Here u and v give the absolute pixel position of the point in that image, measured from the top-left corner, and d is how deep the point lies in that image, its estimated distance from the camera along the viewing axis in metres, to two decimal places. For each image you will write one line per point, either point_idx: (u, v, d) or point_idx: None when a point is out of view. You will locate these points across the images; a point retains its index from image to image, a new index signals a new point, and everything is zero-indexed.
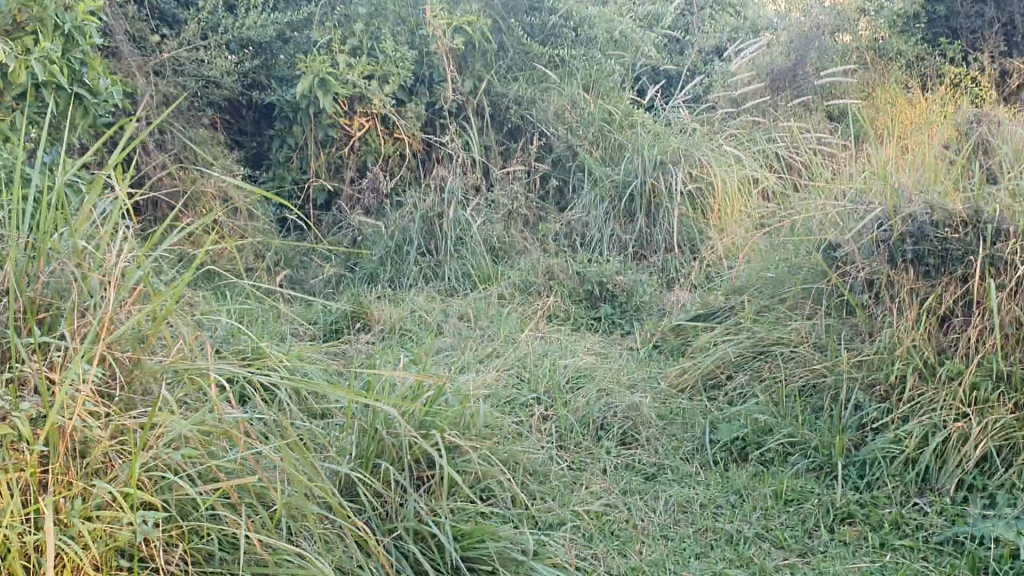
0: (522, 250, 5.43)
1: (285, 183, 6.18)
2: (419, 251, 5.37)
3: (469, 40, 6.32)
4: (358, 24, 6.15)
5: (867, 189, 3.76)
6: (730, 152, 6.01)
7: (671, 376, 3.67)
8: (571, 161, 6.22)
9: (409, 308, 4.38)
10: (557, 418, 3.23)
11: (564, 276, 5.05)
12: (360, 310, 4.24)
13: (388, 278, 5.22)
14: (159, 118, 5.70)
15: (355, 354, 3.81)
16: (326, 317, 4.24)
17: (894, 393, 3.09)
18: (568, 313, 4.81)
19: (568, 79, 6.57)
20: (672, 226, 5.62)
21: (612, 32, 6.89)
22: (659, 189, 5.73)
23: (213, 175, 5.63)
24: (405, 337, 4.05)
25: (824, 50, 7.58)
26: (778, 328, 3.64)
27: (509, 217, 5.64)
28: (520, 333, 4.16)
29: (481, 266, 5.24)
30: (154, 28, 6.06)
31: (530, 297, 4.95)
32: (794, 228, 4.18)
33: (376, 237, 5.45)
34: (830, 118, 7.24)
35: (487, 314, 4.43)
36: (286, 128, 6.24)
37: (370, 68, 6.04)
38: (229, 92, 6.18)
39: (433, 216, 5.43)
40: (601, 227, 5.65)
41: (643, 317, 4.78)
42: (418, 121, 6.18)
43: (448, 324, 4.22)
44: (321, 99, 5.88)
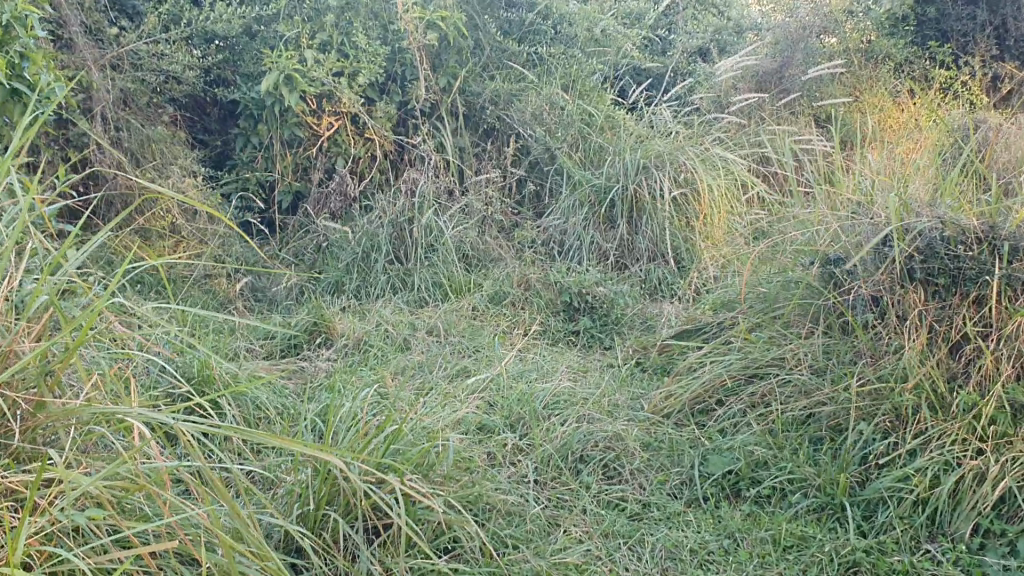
0: (497, 258, 5.15)
1: (248, 185, 5.88)
2: (387, 258, 5.05)
3: (444, 36, 6.03)
4: (327, 18, 5.84)
5: (868, 200, 3.53)
6: (716, 156, 5.75)
7: (655, 400, 3.45)
8: (549, 164, 5.94)
9: (374, 322, 4.08)
10: (533, 448, 2.95)
11: (541, 287, 4.79)
12: (321, 322, 3.92)
13: (354, 287, 4.91)
14: (115, 115, 5.35)
15: (315, 374, 3.52)
16: (282, 330, 3.92)
17: (900, 426, 2.87)
18: (545, 327, 4.53)
19: (547, 78, 6.29)
20: (655, 233, 5.34)
21: (592, 30, 6.61)
22: (641, 195, 5.43)
23: (171, 176, 5.33)
24: (367, 353, 3.75)
25: (813, 51, 7.33)
26: (771, 349, 3.44)
27: (484, 222, 5.36)
28: (493, 351, 3.87)
29: (452, 275, 4.92)
30: (111, 19, 5.69)
31: (505, 308, 4.67)
32: (788, 241, 3.91)
33: (343, 244, 5.14)
34: (817, 122, 7.02)
35: (458, 327, 4.14)
36: (251, 127, 5.93)
37: (340, 64, 5.75)
38: (191, 88, 5.86)
39: (403, 220, 5.12)
40: (581, 234, 5.38)
41: (625, 330, 4.50)
42: (389, 121, 5.90)
43: (416, 338, 3.94)
44: (286, 97, 5.57)
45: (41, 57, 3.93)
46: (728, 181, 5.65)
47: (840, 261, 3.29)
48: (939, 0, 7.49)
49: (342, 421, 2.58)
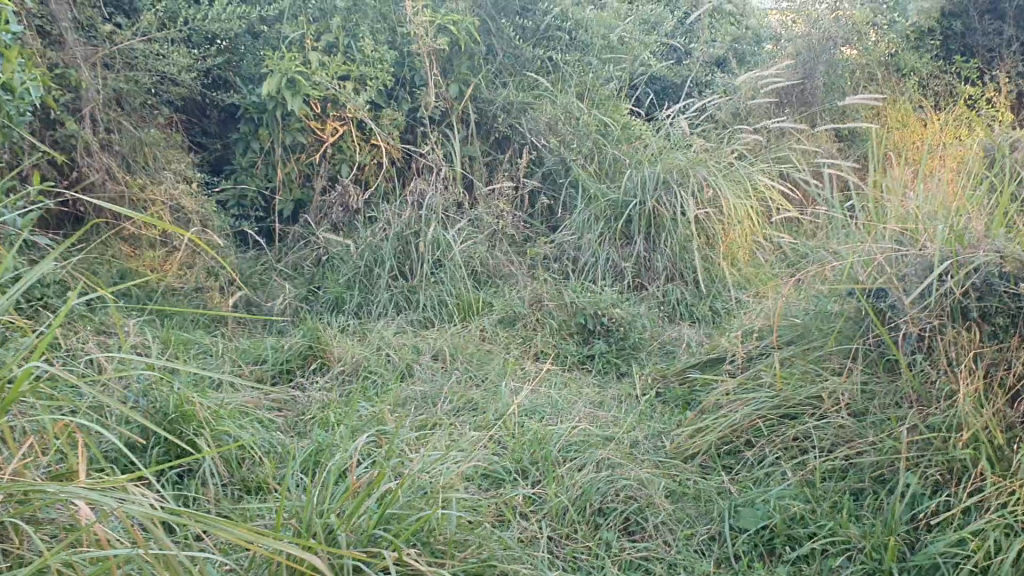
0: (507, 275, 4.88)
1: (247, 193, 5.61)
2: (391, 274, 4.74)
3: (456, 40, 5.79)
4: (333, 19, 5.60)
5: (917, 227, 3.25)
6: (741, 174, 5.50)
7: (678, 439, 3.23)
8: (564, 176, 5.66)
9: (374, 345, 3.81)
10: (547, 498, 2.66)
11: (554, 308, 4.50)
12: (316, 347, 3.64)
13: (354, 305, 4.61)
14: (107, 116, 5.09)
15: (309, 407, 3.25)
16: (274, 353, 3.64)
17: (952, 481, 2.58)
18: (558, 352, 4.25)
19: (561, 85, 6.03)
20: (675, 253, 5.07)
21: (608, 38, 6.32)
22: (661, 211, 5.15)
23: (164, 183, 5.10)
24: (366, 382, 3.48)
25: (835, 62, 7.02)
26: (805, 386, 3.21)
27: (494, 237, 5.08)
28: (503, 383, 3.60)
29: (459, 294, 4.63)
30: (107, 16, 5.44)
31: (516, 331, 4.38)
32: (824, 268, 3.63)
33: (344, 257, 4.86)
34: (840, 138, 6.84)
35: (465, 352, 3.86)
36: (252, 132, 5.66)
37: (346, 67, 5.49)
38: (188, 90, 5.61)
39: (409, 233, 4.82)
40: (595, 250, 5.09)
41: (642, 357, 4.22)
42: (396, 128, 5.64)
43: (419, 364, 3.67)
44: (289, 101, 5.31)
45: (18, 54, 3.67)
46: (753, 201, 5.41)
47: (885, 294, 3.05)
48: (967, 14, 7.26)
49: (329, 476, 2.31)
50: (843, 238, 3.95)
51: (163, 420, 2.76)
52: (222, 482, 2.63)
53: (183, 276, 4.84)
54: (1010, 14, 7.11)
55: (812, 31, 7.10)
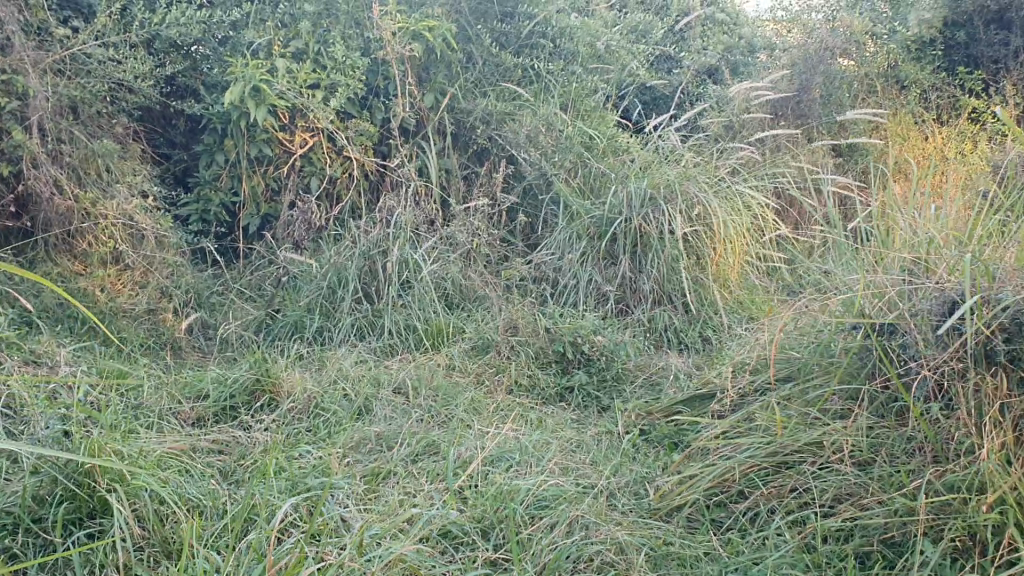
0: (483, 298, 4.55)
1: (210, 207, 5.27)
2: (355, 296, 4.40)
3: (431, 47, 5.48)
4: (301, 24, 5.31)
5: (931, 257, 2.96)
6: (734, 190, 5.18)
7: (664, 487, 2.94)
8: (545, 191, 5.35)
9: (331, 378, 3.48)
10: (510, 569, 2.34)
11: (531, 334, 4.17)
12: (265, 380, 3.30)
13: (315, 330, 4.25)
14: (56, 125, 4.70)
15: (250, 450, 2.92)
16: (217, 388, 3.30)
17: (976, 549, 2.36)
18: (534, 382, 3.93)
19: (544, 96, 5.72)
20: (661, 274, 4.76)
21: (595, 46, 6.01)
22: (647, 231, 4.83)
23: (117, 197, 4.70)
24: (318, 421, 3.15)
25: (832, 73, 6.73)
26: (802, 431, 2.92)
27: (469, 256, 4.75)
28: (472, 424, 3.28)
29: (428, 319, 4.28)
30: (63, 19, 5.04)
31: (489, 360, 4.05)
32: (823, 298, 3.34)
33: (307, 278, 4.52)
34: (836, 153, 6.57)
35: (432, 386, 3.52)
36: (216, 142, 5.33)
37: (314, 75, 5.17)
38: (148, 99, 5.26)
39: (376, 253, 4.47)
40: (576, 271, 4.77)
41: (626, 389, 3.91)
42: (368, 140, 5.32)
43: (380, 400, 3.34)
44: (253, 110, 4.97)
45: None
46: (746, 220, 5.11)
47: (895, 332, 2.80)
48: (971, 24, 6.96)
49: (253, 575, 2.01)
50: (846, 265, 3.64)
51: (73, 472, 2.39)
52: (136, 545, 2.29)
53: (134, 297, 4.50)
54: (1016, 25, 6.82)
55: (806, 41, 6.80)
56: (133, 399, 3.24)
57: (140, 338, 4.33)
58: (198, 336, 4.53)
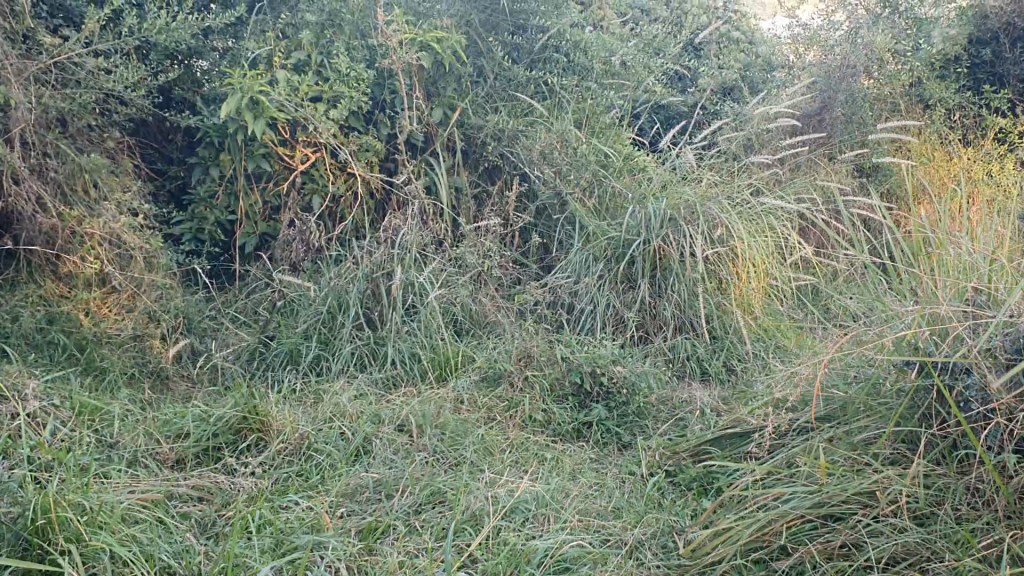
0: (495, 325, 4.22)
1: (205, 226, 4.98)
2: (356, 322, 4.06)
3: (439, 60, 5.21)
4: (304, 34, 5.04)
5: (993, 288, 2.66)
6: (758, 212, 4.86)
7: (695, 541, 2.57)
8: (559, 212, 5.03)
9: (327, 414, 3.17)
10: None
11: (545, 363, 3.83)
12: (252, 417, 2.96)
13: (311, 359, 3.92)
14: (40, 138, 4.41)
15: (233, 499, 2.63)
16: (198, 425, 2.99)
17: None
18: (548, 418, 3.62)
19: (557, 111, 5.41)
20: (684, 299, 4.43)
21: (610, 60, 5.75)
22: (667, 253, 4.51)
23: (104, 215, 4.38)
24: (309, 465, 2.87)
25: (855, 92, 6.37)
26: (851, 479, 2.59)
27: (478, 280, 4.41)
28: (480, 470, 2.96)
29: (434, 347, 3.95)
30: (53, 28, 4.76)
31: (500, 392, 3.72)
32: (868, 332, 3.01)
33: (303, 303, 4.21)
34: (860, 172, 6.27)
35: (438, 424, 3.20)
36: (213, 158, 5.04)
37: (317, 87, 4.88)
38: (141, 112, 4.98)
39: (379, 275, 4.14)
40: (594, 294, 4.44)
41: (648, 425, 3.60)
42: (373, 156, 5.04)
43: (380, 438, 3.04)
44: (250, 123, 4.68)
45: None
46: (770, 243, 4.79)
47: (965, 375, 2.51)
48: (996, 41, 6.70)
49: None
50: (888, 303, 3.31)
51: (21, 530, 2.12)
52: None
53: (120, 322, 4.19)
54: None
55: (828, 58, 6.52)
56: (106, 439, 2.92)
57: (125, 366, 4.05)
58: (188, 364, 4.21)
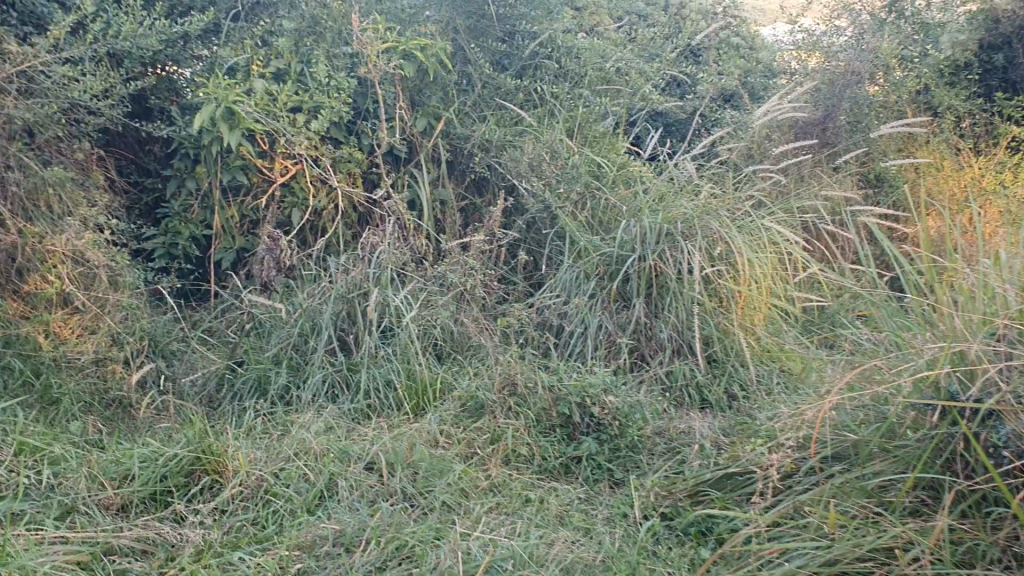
0: (478, 348, 3.96)
1: (179, 241, 4.73)
2: (329, 346, 3.80)
3: (424, 67, 4.95)
4: (282, 41, 4.78)
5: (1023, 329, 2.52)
6: (760, 225, 4.58)
7: None
8: (549, 226, 4.78)
9: (291, 452, 2.92)
10: None
11: (530, 393, 3.57)
12: (206, 457, 2.73)
13: (281, 388, 3.67)
14: (1, 150, 4.13)
15: (179, 554, 2.40)
16: (148, 466, 2.72)
17: None
18: (533, 453, 3.38)
19: (548, 121, 5.16)
20: (681, 320, 4.18)
21: (605, 67, 5.49)
22: (663, 271, 4.26)
23: (67, 231, 4.09)
24: (266, 512, 2.63)
25: (861, 99, 6.13)
26: (868, 533, 2.46)
27: (462, 300, 4.16)
28: (453, 519, 2.72)
29: (412, 374, 3.70)
30: (18, 34, 4.49)
31: (482, 425, 3.47)
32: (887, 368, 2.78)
33: (275, 326, 3.96)
34: (866, 183, 6.02)
35: (411, 462, 2.95)
36: (187, 169, 4.79)
37: (295, 97, 4.63)
38: (112, 122, 4.71)
39: (355, 296, 3.88)
40: (585, 316, 4.19)
41: (642, 459, 3.36)
42: (354, 168, 4.78)
43: (347, 480, 2.80)
44: (224, 135, 4.43)
45: None
46: (773, 259, 4.54)
47: (1006, 428, 2.39)
48: (1008, 47, 6.46)
49: None
50: (903, 330, 3.04)
51: None
52: None
53: (80, 344, 3.92)
54: None
55: (832, 64, 6.26)
56: (48, 483, 2.65)
57: (83, 394, 3.81)
58: (154, 391, 3.96)
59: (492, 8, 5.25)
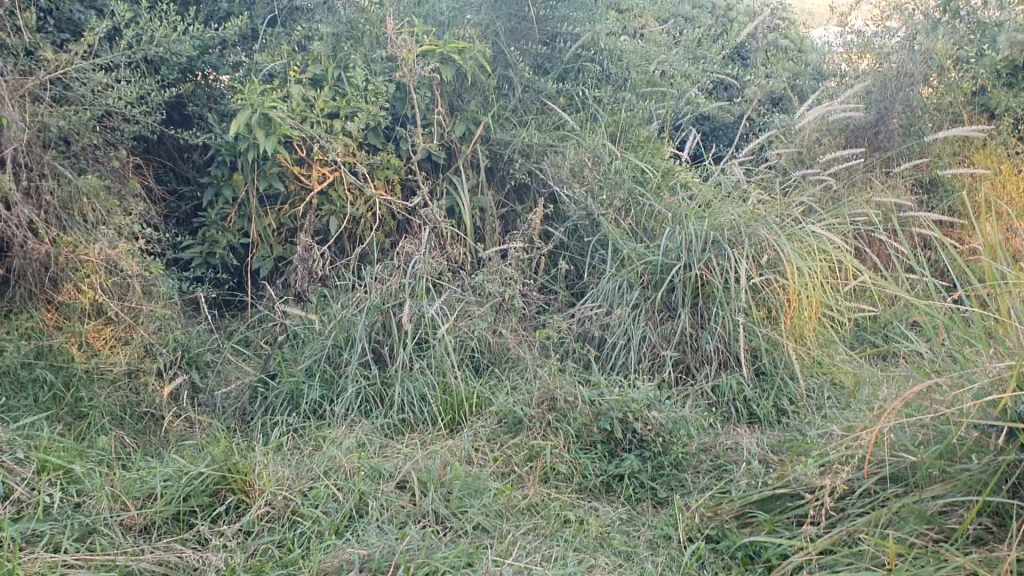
0: (516, 360, 3.84)
1: (215, 250, 4.66)
2: (363, 357, 3.70)
3: (462, 72, 4.83)
4: (319, 46, 4.69)
5: None
6: (810, 232, 4.39)
7: None
8: (591, 234, 4.64)
9: (320, 469, 2.81)
10: None
11: (570, 408, 3.44)
12: (231, 476, 2.65)
13: (314, 401, 3.57)
14: (37, 158, 4.06)
15: None
16: (172, 484, 2.64)
17: None
18: (574, 469, 3.25)
19: (590, 125, 5.02)
20: (727, 331, 4.01)
21: (648, 69, 5.34)
22: (710, 280, 4.09)
23: (101, 239, 4.03)
24: (292, 534, 2.53)
25: (914, 102, 5.90)
26: (930, 564, 2.31)
27: (501, 310, 4.03)
28: (487, 545, 2.60)
29: (448, 387, 3.58)
30: (56, 41, 4.45)
31: (520, 441, 3.34)
32: (948, 388, 2.61)
33: (310, 336, 3.87)
34: (919, 188, 5.80)
35: (444, 481, 2.83)
36: (224, 176, 4.72)
37: (333, 102, 4.53)
38: (149, 130, 4.65)
39: (391, 306, 3.77)
40: (628, 326, 4.04)
41: (687, 477, 3.20)
42: (391, 175, 4.68)
43: (377, 499, 2.70)
44: (261, 141, 4.35)
45: None
46: (823, 268, 4.35)
47: None
48: None
49: None
50: (965, 344, 2.84)
51: None
52: None
53: (112, 356, 3.85)
54: None
55: (883, 65, 6.05)
56: (73, 500, 2.60)
57: (113, 407, 3.71)
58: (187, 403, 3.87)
59: (533, 11, 5.13)
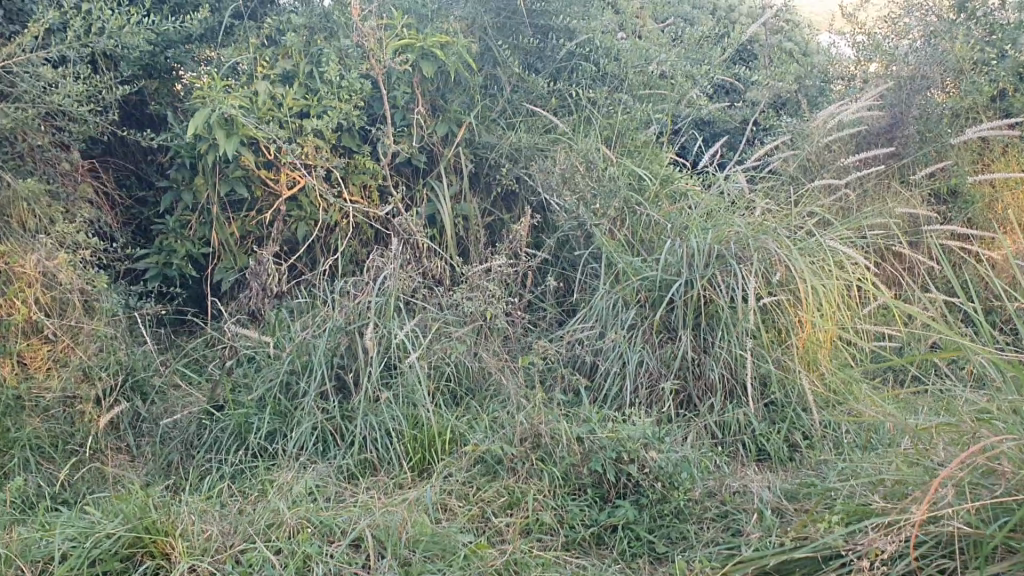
0: (497, 388, 3.41)
1: (172, 260, 4.24)
2: (323, 385, 3.27)
3: (445, 68, 4.41)
4: (290, 39, 4.27)
5: None
6: (824, 245, 3.95)
7: None
8: (583, 246, 4.22)
9: (259, 527, 2.41)
10: None
11: (556, 448, 3.02)
12: (146, 536, 2.30)
13: (266, 434, 3.17)
14: None
15: None
16: (76, 545, 2.29)
17: None
18: (559, 518, 2.83)
19: (583, 129, 4.58)
20: (733, 357, 3.59)
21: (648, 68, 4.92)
22: (713, 299, 3.67)
23: (38, 249, 3.53)
24: None
25: (930, 105, 5.43)
26: None
27: (481, 331, 3.61)
28: None
29: (418, 420, 3.16)
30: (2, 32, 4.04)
31: (499, 485, 2.92)
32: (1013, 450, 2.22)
33: (267, 361, 3.45)
34: (937, 198, 5.36)
35: (406, 541, 2.42)
36: (184, 180, 4.29)
37: (302, 101, 4.11)
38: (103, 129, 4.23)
39: (357, 327, 3.35)
40: (623, 351, 3.62)
41: (688, 527, 2.79)
42: (363, 180, 4.26)
43: (324, 564, 2.30)
44: (222, 142, 3.93)
45: None
46: (840, 285, 3.91)
47: None
48: None
49: None
50: (1014, 389, 2.41)
51: None
52: None
53: (47, 381, 3.40)
54: None
55: (892, 67, 5.59)
56: None
57: (41, 438, 3.29)
58: (130, 434, 3.44)
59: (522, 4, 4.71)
